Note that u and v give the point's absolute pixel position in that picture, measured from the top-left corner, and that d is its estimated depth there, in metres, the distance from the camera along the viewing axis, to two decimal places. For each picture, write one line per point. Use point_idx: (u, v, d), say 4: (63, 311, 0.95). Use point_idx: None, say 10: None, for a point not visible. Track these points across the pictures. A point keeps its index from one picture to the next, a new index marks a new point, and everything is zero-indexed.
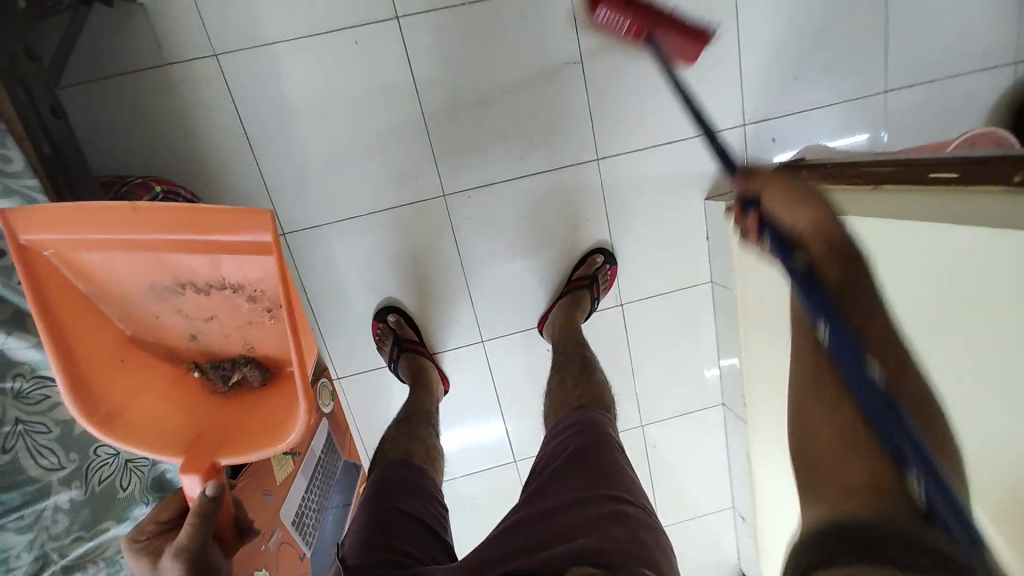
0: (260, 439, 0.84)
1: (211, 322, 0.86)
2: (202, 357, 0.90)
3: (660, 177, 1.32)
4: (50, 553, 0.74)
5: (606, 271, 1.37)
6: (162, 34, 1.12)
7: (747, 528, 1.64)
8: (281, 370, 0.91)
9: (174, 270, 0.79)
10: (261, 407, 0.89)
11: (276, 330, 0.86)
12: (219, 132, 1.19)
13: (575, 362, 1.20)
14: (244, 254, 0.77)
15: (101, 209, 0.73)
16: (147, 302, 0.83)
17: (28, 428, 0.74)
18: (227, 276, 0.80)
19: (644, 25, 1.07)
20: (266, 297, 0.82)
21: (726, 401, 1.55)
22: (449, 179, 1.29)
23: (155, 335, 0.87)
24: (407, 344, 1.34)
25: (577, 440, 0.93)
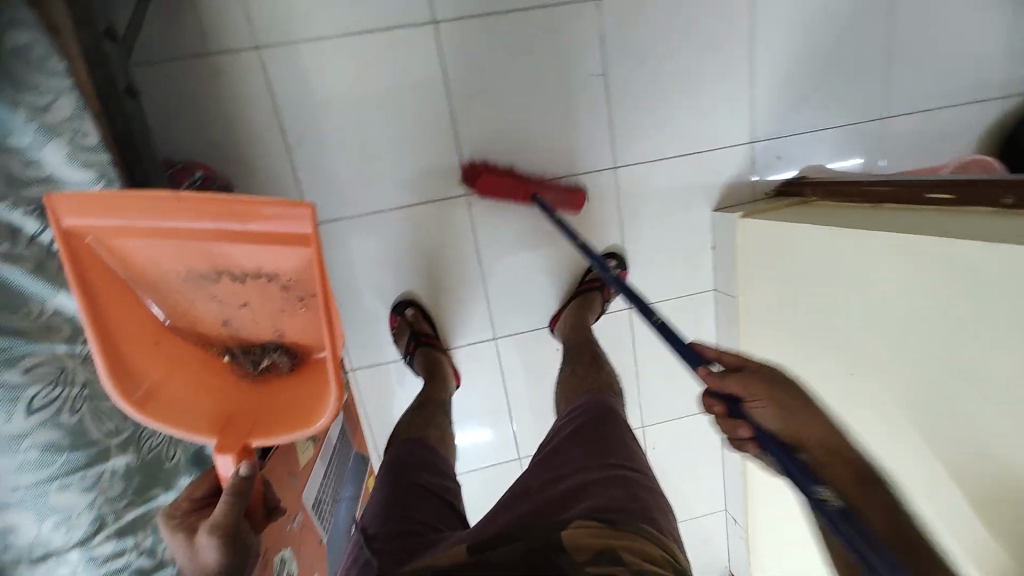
0: (290, 425, 0.83)
1: (243, 309, 0.84)
2: (233, 342, 0.89)
3: (673, 187, 1.40)
4: (107, 515, 0.74)
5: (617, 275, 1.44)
6: (206, 24, 1.15)
7: (739, 530, 1.69)
8: (311, 357, 0.89)
9: (212, 257, 0.78)
10: (289, 394, 0.88)
11: (308, 318, 0.84)
12: (255, 122, 1.22)
13: (586, 356, 1.26)
14: (282, 245, 0.75)
15: (140, 197, 0.72)
16: (183, 289, 0.82)
17: (94, 392, 0.76)
18: (261, 266, 0.78)
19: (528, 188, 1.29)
20: (300, 286, 0.80)
21: None
22: (474, 179, 1.34)
23: (190, 320, 0.86)
24: (423, 339, 1.37)
25: (579, 419, 1.00)
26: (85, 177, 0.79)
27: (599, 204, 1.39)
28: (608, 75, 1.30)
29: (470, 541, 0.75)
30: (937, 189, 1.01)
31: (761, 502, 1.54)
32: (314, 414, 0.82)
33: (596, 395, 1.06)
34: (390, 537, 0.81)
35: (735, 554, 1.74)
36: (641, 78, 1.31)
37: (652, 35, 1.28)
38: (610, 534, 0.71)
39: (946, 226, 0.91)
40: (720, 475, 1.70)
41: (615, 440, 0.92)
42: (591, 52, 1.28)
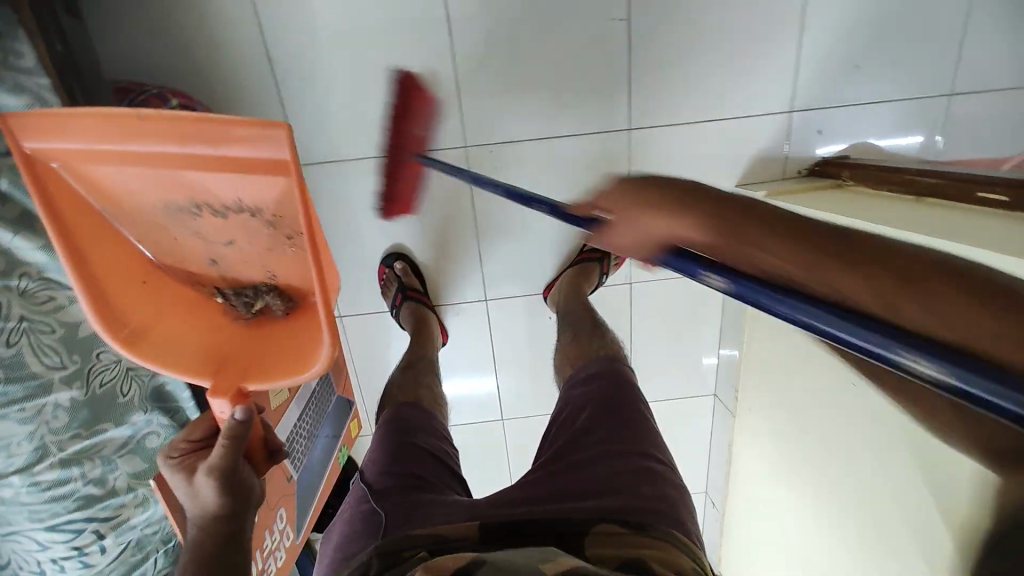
0: (282, 369, 0.83)
1: (230, 247, 0.82)
2: (224, 282, 0.87)
3: (694, 156, 1.26)
4: (50, 445, 0.78)
5: None
6: None
7: (716, 513, 1.69)
8: (304, 300, 0.87)
9: (189, 187, 0.74)
10: (283, 336, 0.87)
11: (297, 258, 0.81)
12: (240, 49, 1.14)
13: (586, 324, 1.21)
14: (264, 180, 0.71)
15: (102, 116, 0.69)
16: (164, 223, 0.80)
17: (33, 326, 0.77)
18: (242, 198, 0.74)
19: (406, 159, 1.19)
20: (287, 224, 0.76)
21: (718, 393, 1.55)
22: (472, 129, 1.24)
23: (176, 256, 0.84)
24: (411, 292, 1.34)
25: (597, 389, 0.93)
26: (17, 101, 0.82)
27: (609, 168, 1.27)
28: (632, 21, 1.14)
29: (483, 520, 0.72)
30: (993, 187, 0.87)
31: (741, 491, 1.52)
32: (308, 361, 0.82)
33: (611, 364, 1.00)
34: (391, 498, 0.80)
35: (710, 535, 1.74)
36: (670, 26, 1.15)
37: None
38: (634, 536, 0.69)
39: (990, 233, 0.78)
40: (705, 458, 1.67)
41: (634, 419, 0.87)
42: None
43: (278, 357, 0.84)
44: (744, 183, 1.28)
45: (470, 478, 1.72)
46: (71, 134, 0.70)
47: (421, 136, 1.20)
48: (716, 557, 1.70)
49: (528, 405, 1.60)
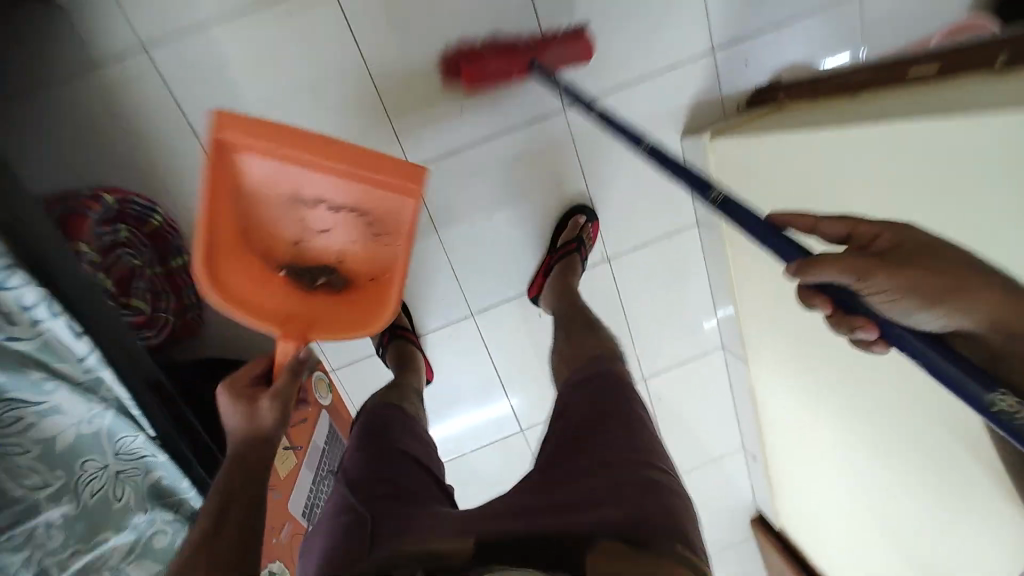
0: (349, 329, 0.92)
1: (324, 236, 0.89)
2: (297, 258, 0.91)
3: (633, 120, 1.26)
4: (50, 566, 0.79)
5: (589, 229, 1.31)
6: (89, 39, 1.08)
7: (758, 466, 1.65)
8: (362, 282, 0.94)
9: (320, 187, 0.82)
10: (343, 308, 0.94)
11: (382, 254, 0.91)
12: (167, 134, 1.15)
13: (577, 315, 1.17)
14: (383, 201, 0.84)
15: (286, 127, 0.77)
16: (275, 206, 0.85)
17: (7, 451, 0.76)
18: (360, 203, 0.84)
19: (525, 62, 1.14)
20: (389, 226, 0.87)
21: (725, 345, 1.52)
22: (412, 152, 1.24)
23: (266, 233, 0.88)
24: (399, 331, 1.33)
25: (597, 394, 0.87)
26: None
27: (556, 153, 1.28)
28: (539, 6, 1.15)
29: (477, 535, 0.68)
30: (922, 63, 0.86)
31: (776, 437, 1.48)
32: (372, 324, 0.92)
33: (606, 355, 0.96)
34: (380, 509, 0.75)
35: (760, 490, 1.70)
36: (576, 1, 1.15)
37: None
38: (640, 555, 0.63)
39: (926, 106, 0.78)
40: (732, 414, 1.64)
41: (638, 428, 0.82)
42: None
43: (344, 323, 0.92)
44: (689, 133, 1.29)
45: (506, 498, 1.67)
46: (232, 129, 0.75)
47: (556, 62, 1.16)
48: (772, 510, 1.66)
49: (543, 408, 1.57)
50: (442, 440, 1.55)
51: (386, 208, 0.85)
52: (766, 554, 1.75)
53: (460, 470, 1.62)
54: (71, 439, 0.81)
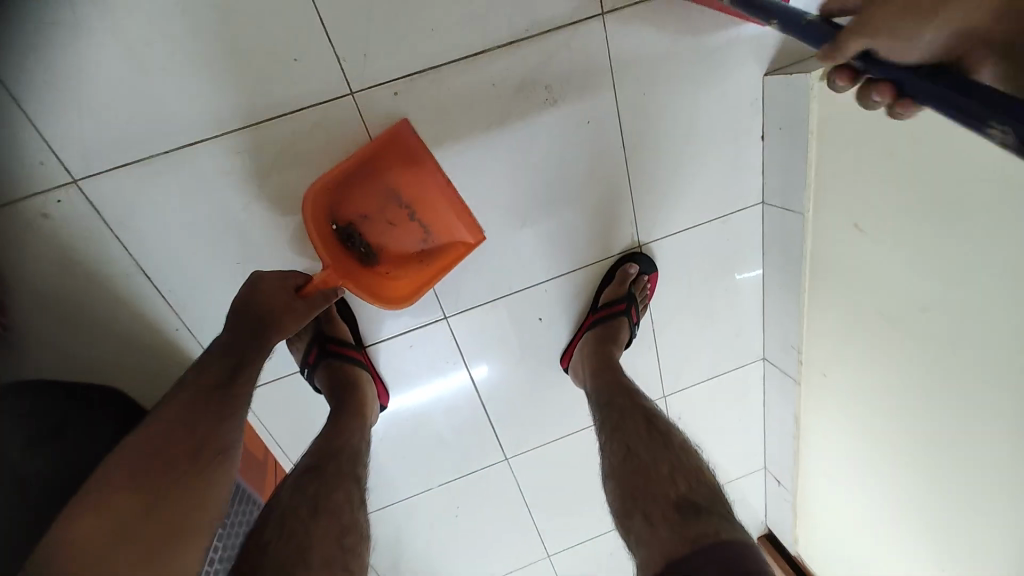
0: (369, 293, 0.81)
1: (388, 224, 0.86)
2: (351, 227, 0.84)
3: (695, 39, 0.85)
4: None
5: (644, 284, 0.99)
6: None
7: (783, 492, 1.39)
8: (386, 271, 0.87)
9: (422, 194, 0.84)
10: (366, 276, 0.84)
11: (413, 266, 0.88)
12: None
13: (638, 423, 0.83)
14: (450, 230, 0.86)
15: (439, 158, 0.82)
16: (375, 183, 0.83)
17: None
18: (439, 220, 0.85)
19: None
20: (439, 255, 0.87)
21: (768, 355, 1.20)
22: (359, 61, 0.77)
23: (349, 187, 0.81)
24: (334, 345, 0.92)
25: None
26: None
27: (579, 83, 0.84)
28: None
29: None
30: None
31: (820, 472, 1.19)
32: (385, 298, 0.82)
33: (724, 534, 0.63)
34: None
35: (776, 513, 1.45)
36: None
37: None
38: None
39: None
40: (761, 432, 1.35)
41: None
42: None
43: (364, 287, 0.82)
44: (775, 69, 0.89)
45: (482, 550, 1.27)
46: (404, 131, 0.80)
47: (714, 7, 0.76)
48: (790, 539, 1.42)
49: (535, 436, 1.16)
50: (397, 479, 1.13)
51: (451, 237, 0.86)
52: None
53: (420, 517, 1.19)
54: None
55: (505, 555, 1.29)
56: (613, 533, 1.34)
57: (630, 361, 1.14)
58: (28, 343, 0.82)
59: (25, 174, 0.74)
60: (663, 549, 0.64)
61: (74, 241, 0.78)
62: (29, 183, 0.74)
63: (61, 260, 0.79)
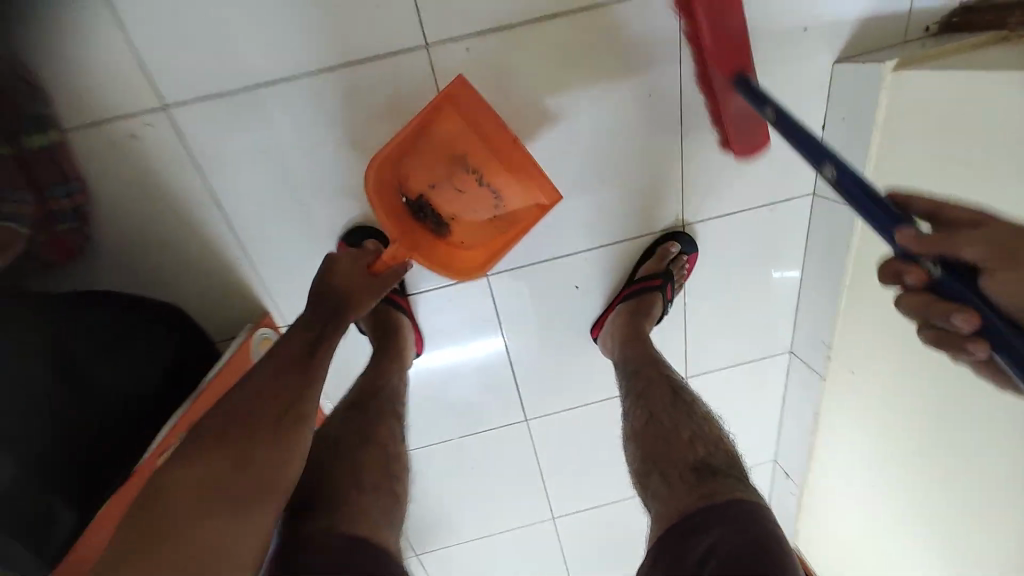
0: (444, 267, 0.88)
1: (458, 194, 0.90)
2: (424, 201, 0.89)
3: (768, 23, 0.84)
4: None
5: (682, 262, 1.01)
6: None
7: (790, 485, 1.40)
8: (456, 243, 0.93)
9: (487, 162, 0.86)
10: (438, 250, 0.91)
11: (488, 232, 0.92)
12: None
13: (663, 391, 0.86)
14: (513, 197, 0.88)
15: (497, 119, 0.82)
16: (440, 152, 0.86)
17: None
18: (504, 185, 0.88)
19: (736, 66, 0.79)
20: (511, 219, 0.90)
21: (796, 349, 1.20)
22: (435, 15, 0.79)
23: (414, 161, 0.86)
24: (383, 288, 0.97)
25: (730, 544, 0.58)
26: None
27: (640, 58, 0.85)
28: None
29: None
30: None
31: (834, 468, 1.21)
32: (459, 272, 0.89)
33: (737, 494, 0.65)
34: None
35: (781, 507, 1.47)
36: None
37: None
38: None
39: None
40: (776, 425, 1.36)
41: None
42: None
43: (439, 261, 0.89)
44: (846, 56, 0.87)
45: (492, 503, 1.33)
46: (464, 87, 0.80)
47: (740, 40, 0.78)
48: (791, 530, 1.44)
49: (558, 399, 1.20)
50: (422, 425, 1.19)
51: (519, 202, 0.88)
52: None
53: (440, 464, 1.25)
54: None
55: (512, 510, 1.35)
56: (618, 504, 1.38)
57: (660, 338, 1.16)
58: (105, 256, 0.88)
59: (121, 97, 0.79)
60: (679, 505, 0.67)
61: (158, 167, 0.83)
62: (126, 105, 0.79)
63: (144, 181, 0.84)
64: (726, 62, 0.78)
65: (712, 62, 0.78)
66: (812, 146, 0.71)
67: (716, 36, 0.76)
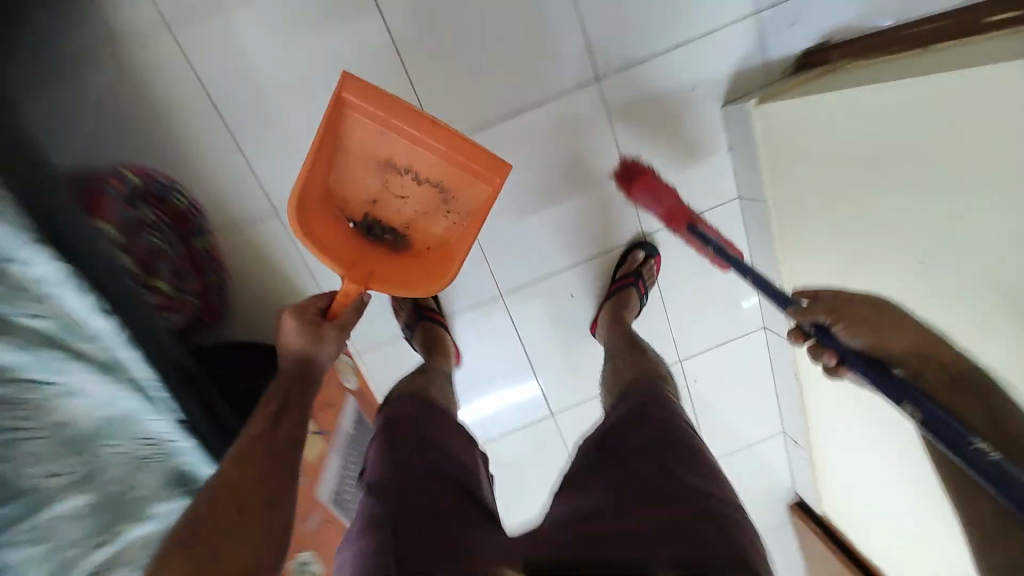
0: (409, 283, 0.95)
1: (402, 200, 0.95)
2: (372, 217, 0.96)
3: (671, 86, 1.19)
4: (69, 561, 0.71)
5: (649, 264, 1.30)
6: (108, 21, 1.02)
7: (800, 451, 1.55)
8: (422, 249, 1.00)
9: (410, 158, 0.91)
10: (401, 266, 0.97)
11: (450, 226, 0.98)
12: (182, 112, 1.09)
13: (622, 344, 1.15)
14: (455, 182, 0.93)
15: (393, 113, 0.87)
16: (368, 164, 0.92)
17: (28, 436, 0.70)
18: (438, 177, 0.93)
19: (686, 215, 1.14)
20: (461, 205, 0.96)
21: (767, 324, 1.43)
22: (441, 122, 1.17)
23: (344, 185, 0.94)
24: (426, 311, 1.26)
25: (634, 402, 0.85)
26: None
27: (585, 126, 1.20)
28: None
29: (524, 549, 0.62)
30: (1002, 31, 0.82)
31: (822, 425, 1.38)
32: (428, 283, 0.96)
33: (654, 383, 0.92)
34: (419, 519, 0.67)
35: (798, 474, 1.62)
36: None
37: None
38: None
39: None
40: (773, 397, 1.55)
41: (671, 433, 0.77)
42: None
43: (400, 280, 0.95)
44: (732, 99, 1.21)
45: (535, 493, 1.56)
46: (357, 91, 0.85)
47: (676, 205, 1.14)
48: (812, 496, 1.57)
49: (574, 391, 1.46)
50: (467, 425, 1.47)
51: (462, 187, 0.94)
52: (804, 541, 1.67)
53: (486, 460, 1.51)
54: (85, 425, 0.77)
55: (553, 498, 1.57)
56: None
57: (648, 329, 1.43)
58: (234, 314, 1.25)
59: (243, 208, 1.17)
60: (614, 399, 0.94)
61: (268, 250, 1.22)
62: (246, 213, 1.18)
63: (260, 261, 1.22)
64: (670, 216, 1.15)
65: (668, 221, 1.16)
66: (731, 256, 1.06)
67: (661, 203, 1.15)
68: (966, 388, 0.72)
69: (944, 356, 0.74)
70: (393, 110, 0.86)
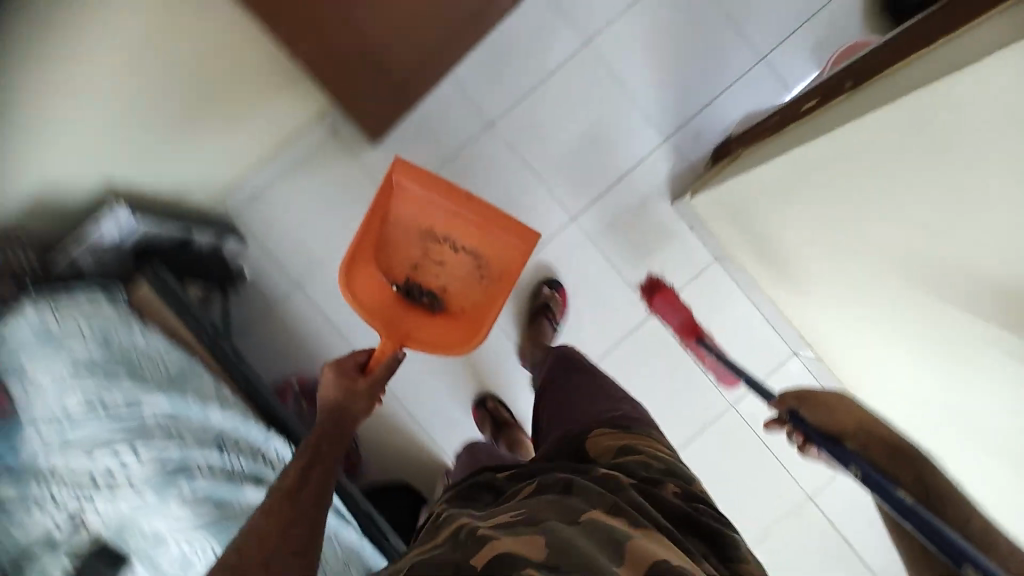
0: (437, 342, 1.21)
1: (439, 265, 1.25)
2: (412, 280, 1.26)
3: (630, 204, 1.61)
4: None
5: (555, 296, 1.59)
6: (268, 295, 1.63)
7: None
8: (451, 308, 1.27)
9: (446, 228, 1.20)
10: (432, 324, 1.24)
11: (476, 288, 1.25)
12: (315, 335, 1.63)
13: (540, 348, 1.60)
14: (484, 248, 1.20)
15: (437, 194, 1.14)
16: (412, 233, 1.22)
17: None
18: (471, 244, 1.21)
19: (693, 330, 1.54)
20: (488, 267, 1.22)
21: (796, 349, 1.63)
22: None
23: (392, 253, 1.24)
24: (504, 426, 1.54)
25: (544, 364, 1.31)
26: (235, 420, 1.19)
27: (579, 250, 1.62)
28: (532, 165, 1.61)
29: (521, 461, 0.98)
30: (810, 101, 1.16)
31: None
32: (448, 344, 1.21)
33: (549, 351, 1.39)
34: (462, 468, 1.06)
35: None
36: (559, 150, 1.61)
37: (548, 121, 1.60)
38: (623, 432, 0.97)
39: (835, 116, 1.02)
40: None
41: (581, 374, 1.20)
42: (511, 143, 1.60)
43: (429, 338, 1.21)
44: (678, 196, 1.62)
45: None
46: (406, 174, 1.12)
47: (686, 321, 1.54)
48: None
49: None
50: None
51: (490, 250, 1.20)
52: None
53: None
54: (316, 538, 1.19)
55: None
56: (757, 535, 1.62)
57: (694, 386, 1.63)
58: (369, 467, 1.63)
59: None
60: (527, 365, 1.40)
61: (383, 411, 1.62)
62: None
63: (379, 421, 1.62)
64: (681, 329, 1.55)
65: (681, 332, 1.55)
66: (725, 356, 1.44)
67: (672, 316, 1.56)
68: (907, 461, 0.84)
69: (882, 435, 0.88)
70: (439, 189, 1.14)
